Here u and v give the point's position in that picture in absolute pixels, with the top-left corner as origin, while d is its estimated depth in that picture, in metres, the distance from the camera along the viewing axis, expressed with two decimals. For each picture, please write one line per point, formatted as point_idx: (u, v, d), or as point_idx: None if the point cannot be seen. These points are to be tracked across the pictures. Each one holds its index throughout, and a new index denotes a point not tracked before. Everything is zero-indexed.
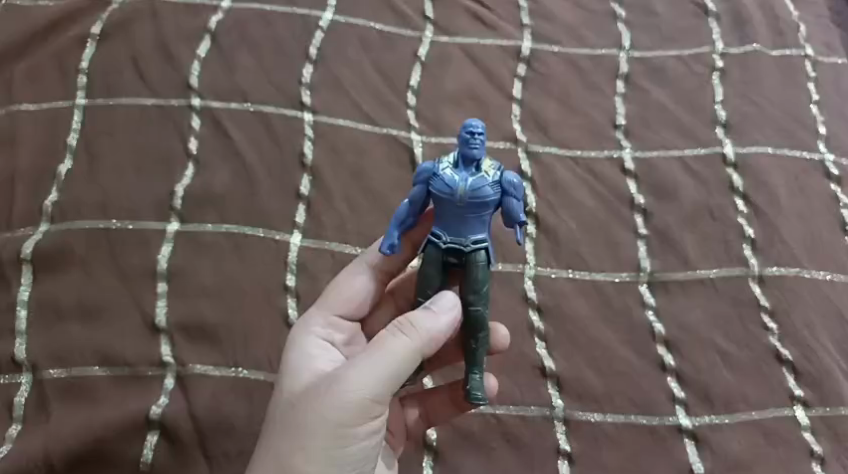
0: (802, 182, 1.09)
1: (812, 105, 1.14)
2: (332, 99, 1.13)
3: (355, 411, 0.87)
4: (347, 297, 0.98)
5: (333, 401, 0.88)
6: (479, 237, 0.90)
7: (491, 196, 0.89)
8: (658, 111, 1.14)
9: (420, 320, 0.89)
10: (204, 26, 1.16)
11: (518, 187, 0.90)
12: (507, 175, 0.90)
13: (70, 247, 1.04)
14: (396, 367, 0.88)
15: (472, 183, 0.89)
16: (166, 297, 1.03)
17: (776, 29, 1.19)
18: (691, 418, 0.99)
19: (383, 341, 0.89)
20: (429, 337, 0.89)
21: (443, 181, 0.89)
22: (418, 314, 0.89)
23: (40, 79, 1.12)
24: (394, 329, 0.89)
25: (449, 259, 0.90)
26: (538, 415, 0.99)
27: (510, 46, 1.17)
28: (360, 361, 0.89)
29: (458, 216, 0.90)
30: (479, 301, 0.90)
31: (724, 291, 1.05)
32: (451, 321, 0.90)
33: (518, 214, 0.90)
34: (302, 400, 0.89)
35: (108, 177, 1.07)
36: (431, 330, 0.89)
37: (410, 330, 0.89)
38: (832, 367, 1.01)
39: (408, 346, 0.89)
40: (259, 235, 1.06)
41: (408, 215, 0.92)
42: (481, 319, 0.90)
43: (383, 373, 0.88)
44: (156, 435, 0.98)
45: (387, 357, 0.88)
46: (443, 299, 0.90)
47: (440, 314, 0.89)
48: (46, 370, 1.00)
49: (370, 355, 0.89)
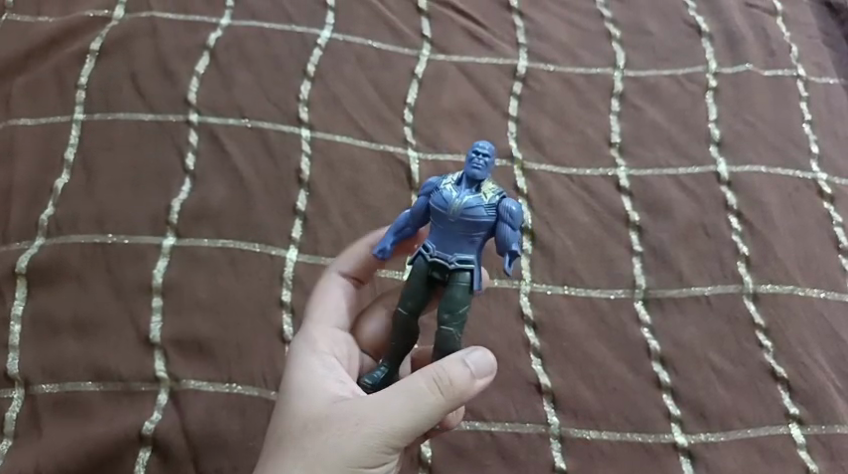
0: (796, 200, 1.10)
1: (805, 124, 1.15)
2: (329, 116, 1.13)
3: (374, 456, 0.85)
4: (332, 310, 0.97)
5: (354, 443, 0.85)
6: (467, 257, 0.86)
7: (484, 217, 0.86)
8: (652, 129, 1.15)
9: (459, 381, 0.86)
10: (203, 43, 1.17)
11: (517, 217, 0.86)
12: (508, 201, 0.87)
13: (65, 262, 1.04)
14: (423, 423, 0.86)
15: (468, 202, 0.85)
16: (161, 311, 1.03)
17: (769, 49, 1.21)
18: (686, 435, 0.99)
19: (418, 392, 0.85)
20: (462, 397, 0.86)
21: (440, 195, 0.86)
22: (457, 370, 0.86)
23: (38, 95, 1.13)
24: (431, 377, 0.86)
25: (434, 275, 0.87)
26: (534, 433, 0.99)
27: (506, 64, 1.19)
28: (388, 406, 0.85)
29: (450, 233, 0.86)
30: (451, 322, 0.87)
31: (719, 308, 1.05)
32: (482, 384, 0.87)
33: (513, 243, 0.86)
34: (322, 432, 0.86)
35: (105, 192, 1.07)
36: (466, 392, 0.86)
37: (446, 387, 0.86)
38: (826, 384, 1.02)
39: (441, 404, 0.86)
40: (255, 250, 1.06)
41: (407, 223, 0.89)
42: (448, 339, 0.87)
43: (410, 426, 0.85)
44: (148, 450, 0.97)
45: (418, 411, 0.85)
46: (481, 362, 0.87)
47: (476, 380, 0.87)
48: (39, 384, 0.99)
49: (401, 403, 0.85)
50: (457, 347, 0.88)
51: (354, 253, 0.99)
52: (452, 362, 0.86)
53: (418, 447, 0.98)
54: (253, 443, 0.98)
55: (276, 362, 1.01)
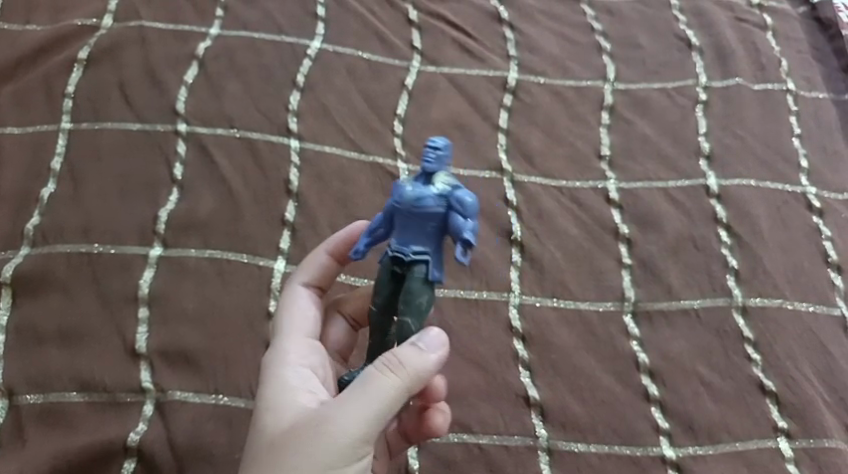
0: (784, 213, 1.11)
1: (794, 139, 1.16)
2: (318, 126, 1.13)
3: (349, 451, 0.84)
4: (298, 317, 0.95)
5: (322, 443, 0.84)
6: (421, 249, 0.85)
7: (434, 208, 0.85)
8: (641, 142, 1.15)
9: (409, 358, 0.86)
10: (192, 53, 1.16)
11: (468, 206, 0.84)
12: (459, 191, 0.85)
13: (51, 271, 1.03)
14: (387, 408, 0.85)
15: (417, 194, 0.85)
16: (148, 322, 1.02)
17: (758, 64, 1.22)
18: (675, 448, 0.99)
19: (372, 379, 0.85)
20: (420, 375, 0.86)
21: (395, 190, 0.86)
22: (404, 350, 0.86)
23: (25, 104, 1.12)
24: (380, 364, 0.85)
25: (395, 269, 0.87)
26: (522, 445, 0.99)
27: (496, 77, 1.19)
28: (349, 400, 0.85)
29: (404, 227, 0.86)
30: (408, 312, 0.86)
31: (708, 321, 1.05)
32: (437, 358, 0.87)
33: (464, 232, 0.84)
34: (293, 438, 0.84)
35: (92, 202, 1.07)
36: (420, 370, 0.86)
37: (398, 368, 0.85)
38: (815, 397, 1.02)
39: (399, 386, 0.85)
40: (243, 260, 1.05)
41: (376, 222, 0.89)
42: (406, 331, 0.87)
43: (374, 415, 0.84)
44: (133, 461, 0.96)
45: (375, 397, 0.84)
46: (433, 339, 0.87)
47: (428, 353, 0.86)
48: (23, 395, 0.98)
49: (360, 394, 0.85)
50: (416, 332, 0.87)
51: (315, 262, 0.98)
52: (399, 346, 0.86)
53: (405, 458, 0.98)
54: (239, 454, 0.97)
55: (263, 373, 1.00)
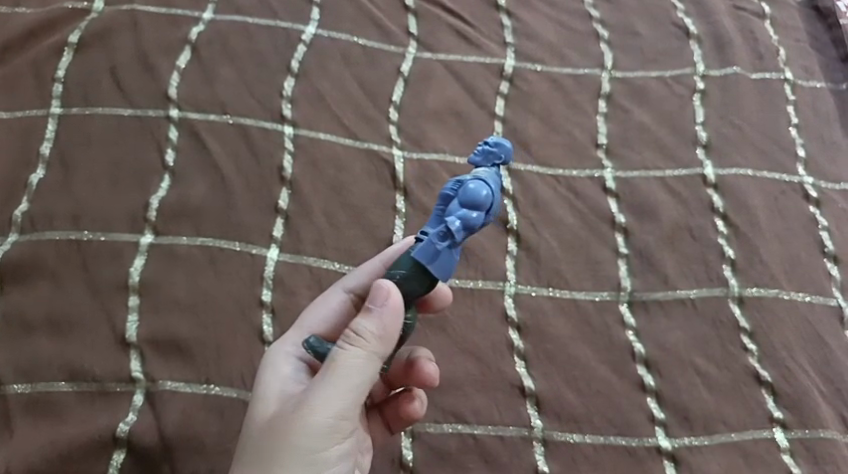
0: (782, 203, 1.10)
1: (792, 128, 1.16)
2: (313, 113, 1.12)
3: (330, 433, 0.85)
4: (318, 314, 0.96)
5: (298, 434, 0.84)
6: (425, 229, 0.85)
7: (446, 188, 0.85)
8: (638, 131, 1.14)
9: (366, 328, 0.84)
10: (185, 37, 1.14)
11: (472, 197, 0.83)
12: (477, 183, 0.84)
13: (40, 259, 1.01)
14: (358, 382, 0.84)
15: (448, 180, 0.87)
16: (138, 310, 1.00)
17: (757, 53, 1.21)
18: (671, 439, 0.98)
19: (337, 360, 0.84)
20: (383, 336, 0.84)
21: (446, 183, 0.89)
22: (358, 320, 0.84)
23: (14, 90, 1.11)
24: (343, 341, 0.84)
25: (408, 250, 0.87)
26: (517, 435, 0.98)
27: (493, 64, 1.18)
28: (318, 384, 0.84)
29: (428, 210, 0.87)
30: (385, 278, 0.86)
31: (704, 311, 1.04)
32: (393, 311, 0.83)
33: (452, 216, 0.83)
34: (271, 432, 0.85)
35: (80, 189, 1.05)
36: (379, 336, 0.84)
37: (357, 341, 0.84)
38: (811, 388, 1.01)
39: (364, 356, 0.84)
40: (235, 248, 1.03)
41: None
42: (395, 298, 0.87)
43: (345, 394, 0.84)
44: (122, 452, 0.95)
45: (341, 377, 0.84)
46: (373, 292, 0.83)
47: (378, 311, 0.83)
48: (11, 383, 0.97)
49: (327, 377, 0.84)
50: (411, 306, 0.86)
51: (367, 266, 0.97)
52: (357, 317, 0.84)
53: (399, 451, 0.97)
54: (230, 445, 0.95)
55: (255, 363, 0.99)
